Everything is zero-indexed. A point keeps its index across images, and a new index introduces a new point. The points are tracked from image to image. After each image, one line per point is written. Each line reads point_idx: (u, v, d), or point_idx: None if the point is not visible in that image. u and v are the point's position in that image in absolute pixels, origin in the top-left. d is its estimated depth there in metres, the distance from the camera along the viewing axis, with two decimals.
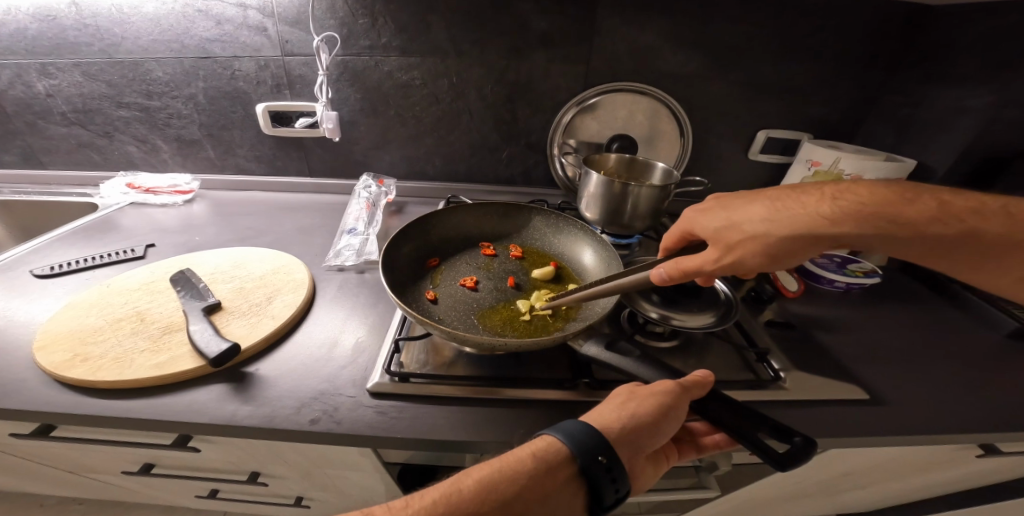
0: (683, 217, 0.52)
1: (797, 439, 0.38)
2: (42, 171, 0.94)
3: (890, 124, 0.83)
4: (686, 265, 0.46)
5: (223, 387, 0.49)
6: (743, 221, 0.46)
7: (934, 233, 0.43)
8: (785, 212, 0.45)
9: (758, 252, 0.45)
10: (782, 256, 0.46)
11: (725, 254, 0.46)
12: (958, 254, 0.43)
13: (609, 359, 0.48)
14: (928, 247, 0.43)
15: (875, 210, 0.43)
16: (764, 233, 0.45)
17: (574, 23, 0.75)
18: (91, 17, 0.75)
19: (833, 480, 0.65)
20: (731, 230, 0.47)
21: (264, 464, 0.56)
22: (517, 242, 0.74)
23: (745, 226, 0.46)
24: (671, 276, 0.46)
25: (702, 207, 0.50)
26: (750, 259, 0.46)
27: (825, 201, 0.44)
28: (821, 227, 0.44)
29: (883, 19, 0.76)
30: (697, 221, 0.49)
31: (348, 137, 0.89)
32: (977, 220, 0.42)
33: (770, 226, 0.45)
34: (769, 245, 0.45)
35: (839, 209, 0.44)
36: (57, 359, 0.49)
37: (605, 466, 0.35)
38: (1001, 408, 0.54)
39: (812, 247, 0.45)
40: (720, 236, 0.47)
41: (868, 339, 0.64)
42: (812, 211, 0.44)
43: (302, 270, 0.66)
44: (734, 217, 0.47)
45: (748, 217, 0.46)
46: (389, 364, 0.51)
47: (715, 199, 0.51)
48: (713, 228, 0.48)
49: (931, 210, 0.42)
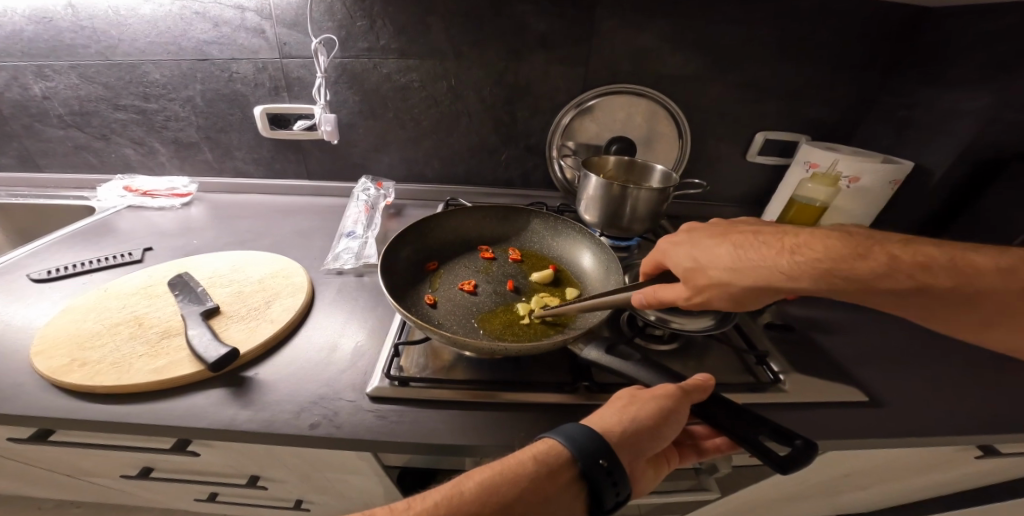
0: (659, 249, 0.52)
1: (797, 442, 0.38)
2: (39, 174, 0.94)
3: (888, 125, 0.83)
4: (664, 295, 0.47)
5: (223, 392, 0.48)
6: (707, 266, 0.46)
7: (886, 287, 0.42)
8: (744, 264, 0.44)
9: (720, 298, 0.46)
10: (747, 302, 0.46)
11: (689, 297, 0.47)
12: (910, 305, 0.42)
13: (610, 363, 0.48)
14: (880, 299, 0.43)
15: (829, 268, 0.42)
16: (726, 281, 0.45)
17: (573, 25, 0.75)
18: (88, 19, 0.75)
19: (832, 481, 0.66)
20: (695, 274, 0.47)
21: (263, 468, 0.56)
22: (516, 245, 0.74)
23: (708, 272, 0.46)
24: (650, 302, 0.48)
25: (676, 242, 0.50)
26: (714, 303, 0.47)
27: (782, 255, 0.43)
28: (778, 281, 0.43)
29: (880, 21, 0.76)
30: (668, 257, 0.50)
31: (347, 140, 0.89)
32: (928, 274, 0.41)
33: (731, 275, 0.45)
34: (732, 292, 0.45)
35: (795, 264, 0.43)
36: (55, 364, 0.48)
37: (606, 470, 0.35)
38: (999, 409, 0.54)
39: (773, 295, 0.45)
40: (687, 277, 0.47)
41: (866, 340, 0.65)
42: (770, 265, 0.43)
43: (301, 274, 0.66)
44: (700, 258, 0.47)
45: (712, 262, 0.46)
46: (389, 368, 0.51)
47: (689, 232, 0.51)
48: (682, 268, 0.48)
49: (882, 266, 0.41)
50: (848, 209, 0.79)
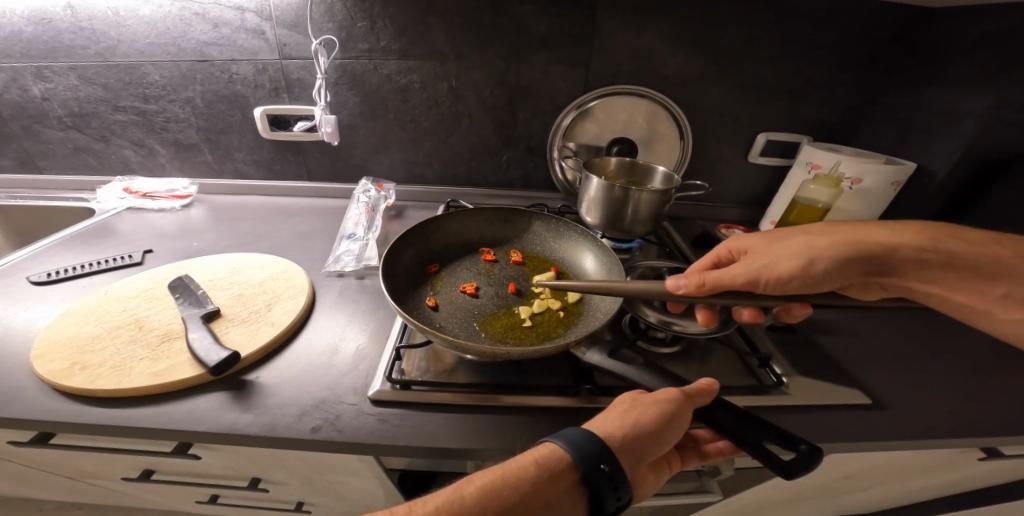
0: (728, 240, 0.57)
1: (803, 446, 0.38)
2: (38, 176, 0.94)
3: (889, 126, 0.83)
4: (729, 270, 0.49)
5: (224, 395, 0.48)
6: (776, 239, 0.53)
7: (982, 254, 0.50)
8: (819, 231, 0.53)
9: (806, 254, 0.51)
10: (827, 262, 0.51)
11: (771, 255, 0.52)
12: (1002, 277, 0.49)
13: (613, 367, 0.48)
14: (971, 264, 0.50)
15: (914, 231, 0.52)
16: (813, 239, 0.52)
17: (573, 25, 0.75)
18: (87, 20, 0.74)
19: (834, 483, 0.66)
20: (777, 240, 0.53)
21: (264, 470, 0.56)
22: (517, 247, 0.74)
23: (778, 243, 0.53)
24: (691, 289, 0.46)
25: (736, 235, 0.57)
26: (799, 260, 0.51)
27: (866, 225, 0.54)
28: (867, 237, 0.52)
29: (881, 22, 0.76)
30: (742, 238, 0.56)
31: (347, 142, 0.88)
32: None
33: (816, 235, 0.53)
34: (817, 249, 0.51)
35: (889, 228, 0.53)
36: (55, 367, 0.48)
37: (607, 474, 0.35)
38: (1002, 411, 0.54)
39: (857, 253, 0.51)
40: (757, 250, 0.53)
41: (868, 342, 0.64)
42: (856, 229, 0.53)
43: (301, 276, 0.66)
44: (768, 237, 0.54)
45: (781, 236, 0.53)
46: (390, 372, 0.51)
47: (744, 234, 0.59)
48: (761, 239, 0.54)
49: (982, 237, 0.51)
50: (850, 210, 0.79)
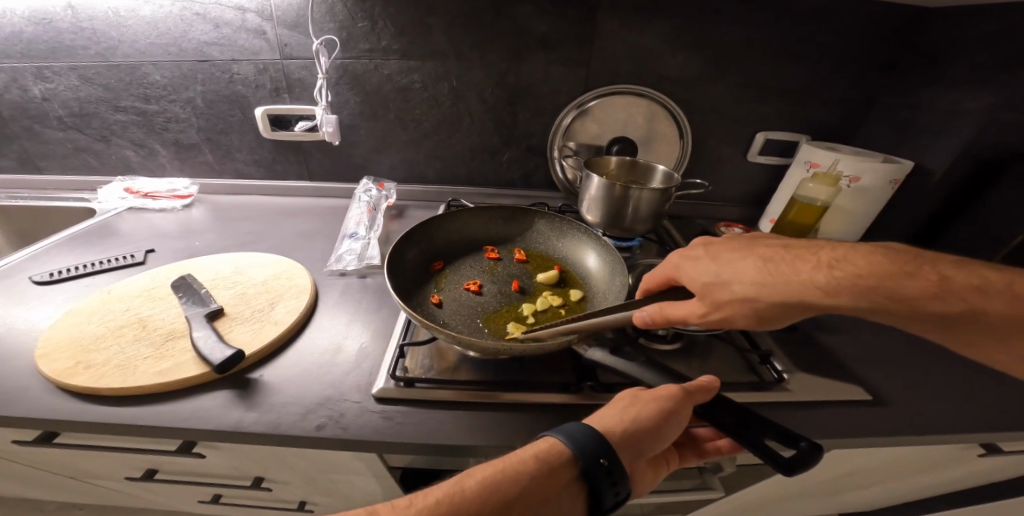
0: (670, 262, 0.49)
1: (803, 444, 0.38)
2: (38, 176, 0.93)
3: (887, 126, 0.84)
4: (673, 312, 0.45)
5: (229, 394, 0.48)
6: (729, 282, 0.44)
7: (928, 312, 0.39)
8: (782, 270, 0.42)
9: (742, 315, 0.44)
10: (767, 320, 0.44)
11: (704, 314, 0.44)
12: (955, 331, 0.40)
13: (614, 364, 0.49)
14: (918, 323, 0.40)
15: (875, 284, 0.39)
16: (753, 295, 0.43)
17: (574, 26, 0.76)
18: (88, 19, 0.74)
19: (834, 480, 0.66)
20: (714, 288, 0.44)
21: (268, 469, 0.56)
22: (520, 246, 0.74)
23: (729, 288, 0.43)
24: (654, 320, 0.46)
25: (690, 254, 0.48)
26: (734, 320, 0.44)
27: (821, 269, 0.41)
28: (813, 296, 0.41)
29: (877, 23, 0.77)
30: (680, 269, 0.48)
31: (348, 141, 0.89)
32: (982, 298, 0.38)
33: (758, 290, 0.43)
34: (755, 307, 0.43)
35: (828, 280, 0.41)
36: (59, 366, 0.48)
37: (606, 469, 0.36)
38: (1001, 408, 0.54)
39: (800, 312, 0.42)
40: (704, 293, 0.45)
41: (868, 340, 0.65)
42: (806, 279, 0.41)
43: (304, 275, 0.66)
44: (721, 273, 0.44)
45: (734, 278, 0.43)
46: (394, 369, 0.51)
47: (705, 244, 0.48)
48: (696, 282, 0.46)
49: (932, 286, 0.39)
50: (849, 208, 0.80)
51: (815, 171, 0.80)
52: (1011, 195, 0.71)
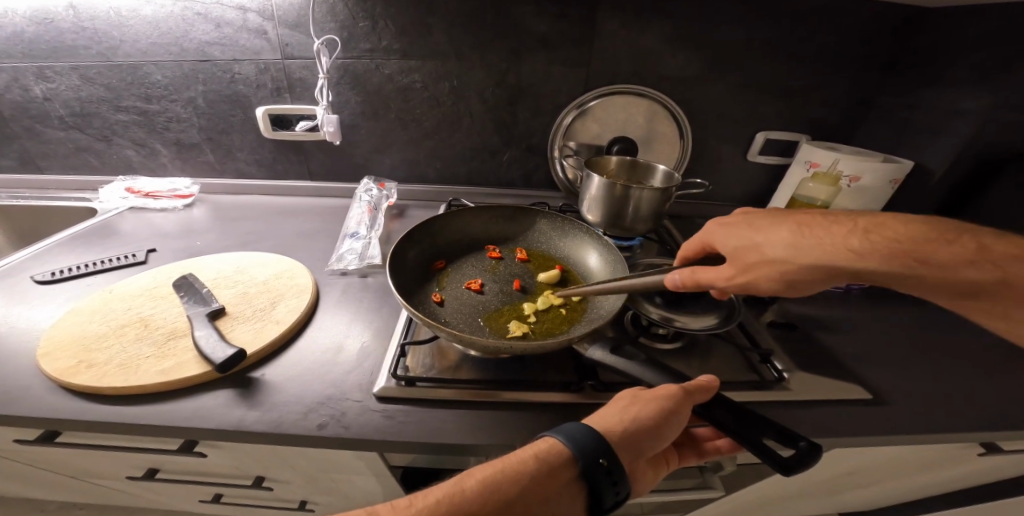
0: (708, 230, 0.51)
1: (802, 444, 0.38)
2: (39, 176, 0.94)
3: (887, 126, 0.84)
4: (702, 276, 0.47)
5: (230, 393, 0.49)
6: (763, 244, 0.45)
7: (958, 280, 0.40)
8: (816, 234, 0.44)
9: (772, 278, 0.45)
10: (798, 286, 0.45)
11: (737, 276, 0.46)
12: (980, 300, 0.40)
13: (615, 363, 0.49)
14: (942, 290, 0.41)
15: (906, 249, 0.40)
16: (785, 257, 0.44)
17: (574, 26, 0.76)
18: (89, 19, 0.75)
19: (833, 479, 0.66)
20: (749, 251, 0.46)
21: (269, 469, 0.56)
22: (522, 245, 0.75)
23: (763, 250, 0.45)
24: (686, 283, 0.47)
25: (727, 222, 0.50)
26: (763, 284, 0.45)
27: (854, 233, 0.42)
28: (844, 259, 0.42)
29: (877, 23, 0.77)
30: (717, 235, 0.50)
31: (348, 141, 0.89)
32: (1017, 267, 0.38)
33: (792, 252, 0.44)
34: (785, 270, 0.44)
35: (861, 244, 0.41)
36: (62, 365, 0.48)
37: (606, 469, 0.36)
38: (1001, 407, 0.55)
39: (831, 277, 0.43)
40: (738, 255, 0.47)
41: (868, 339, 0.65)
42: (837, 242, 0.42)
43: (305, 275, 0.66)
44: (756, 237, 0.46)
45: (768, 241, 0.45)
46: (395, 369, 0.51)
47: (743, 214, 0.50)
48: (732, 246, 0.47)
49: (966, 253, 0.39)
50: (848, 208, 0.80)
51: (815, 170, 0.80)
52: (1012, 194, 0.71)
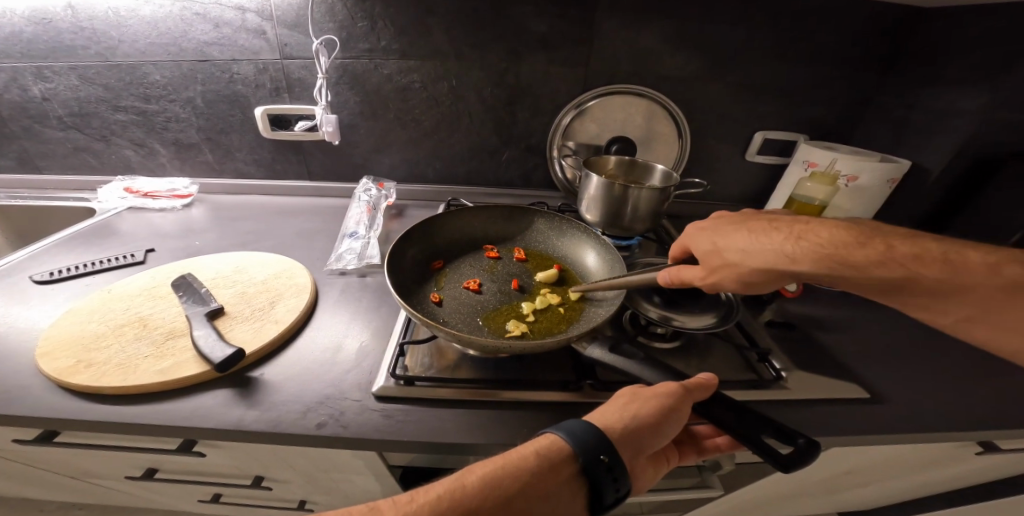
0: (683, 234, 0.52)
1: (801, 441, 0.39)
2: (38, 176, 0.94)
3: (885, 126, 0.84)
4: (686, 276, 0.48)
5: (229, 392, 0.49)
6: (718, 250, 0.47)
7: (875, 279, 0.41)
8: (760, 240, 0.45)
9: (727, 282, 0.47)
10: (750, 287, 0.46)
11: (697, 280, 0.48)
12: (903, 296, 0.42)
13: (614, 362, 0.49)
14: (862, 288, 0.42)
15: (841, 254, 0.41)
16: (738, 261, 0.45)
17: (573, 26, 0.76)
18: (88, 19, 0.75)
19: (832, 478, 0.66)
20: (706, 256, 0.48)
21: (269, 468, 0.56)
22: (520, 245, 0.75)
23: (718, 255, 0.47)
24: (674, 281, 0.48)
25: (697, 225, 0.51)
26: (720, 287, 0.47)
27: (798, 238, 0.43)
28: (785, 265, 0.43)
29: (875, 23, 0.77)
30: (686, 239, 0.51)
31: (348, 141, 0.89)
32: (919, 265, 0.40)
33: (738, 258, 0.45)
34: (736, 274, 0.46)
35: (793, 249, 0.42)
36: (60, 365, 0.48)
37: (607, 466, 0.36)
38: (999, 406, 0.55)
39: (776, 279, 0.44)
40: (701, 260, 0.48)
41: (866, 338, 0.65)
42: (773, 248, 0.43)
43: (304, 274, 0.66)
44: (714, 242, 0.48)
45: (723, 245, 0.46)
46: (394, 368, 0.51)
47: (714, 218, 0.51)
48: (698, 250, 0.49)
49: (878, 254, 0.40)
50: (847, 208, 0.80)
51: (813, 170, 0.81)
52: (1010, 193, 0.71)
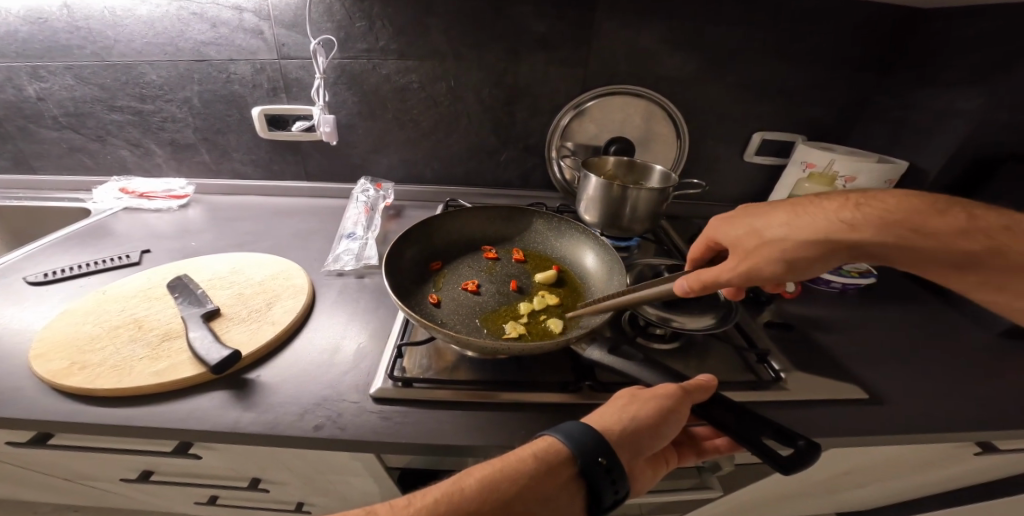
0: (707, 227, 0.52)
1: (801, 442, 0.38)
2: (33, 176, 0.93)
3: (883, 126, 0.84)
4: (708, 276, 0.45)
5: (226, 394, 0.48)
6: (762, 227, 0.46)
7: (953, 250, 0.41)
8: (808, 212, 0.44)
9: (774, 259, 0.45)
10: (802, 265, 0.45)
11: (744, 261, 0.46)
12: (976, 271, 0.42)
13: (613, 363, 0.49)
14: (937, 261, 0.42)
15: (899, 217, 0.41)
16: (786, 236, 0.44)
17: (572, 27, 0.76)
18: (84, 19, 0.74)
19: (832, 479, 0.66)
20: (751, 237, 0.46)
21: (265, 470, 0.56)
22: (519, 245, 0.74)
23: (763, 232, 0.46)
24: (694, 289, 0.45)
25: (724, 215, 0.51)
26: (765, 267, 0.45)
27: (846, 207, 0.43)
28: (838, 232, 0.42)
29: (872, 24, 0.77)
30: (717, 229, 0.50)
31: (345, 142, 0.89)
32: (1008, 237, 0.39)
33: (790, 231, 0.44)
34: (787, 250, 0.44)
35: (852, 217, 0.42)
36: (54, 367, 0.48)
37: (605, 467, 0.36)
38: (998, 406, 0.55)
39: (832, 252, 0.43)
40: (743, 242, 0.47)
41: (865, 339, 0.65)
42: (829, 216, 0.43)
43: (302, 275, 0.66)
44: (754, 223, 0.47)
45: (767, 222, 0.45)
46: (392, 369, 0.51)
47: (740, 207, 0.51)
48: (736, 234, 0.48)
49: (959, 223, 0.40)
50: None
51: (811, 171, 0.81)
52: (1007, 194, 0.71)
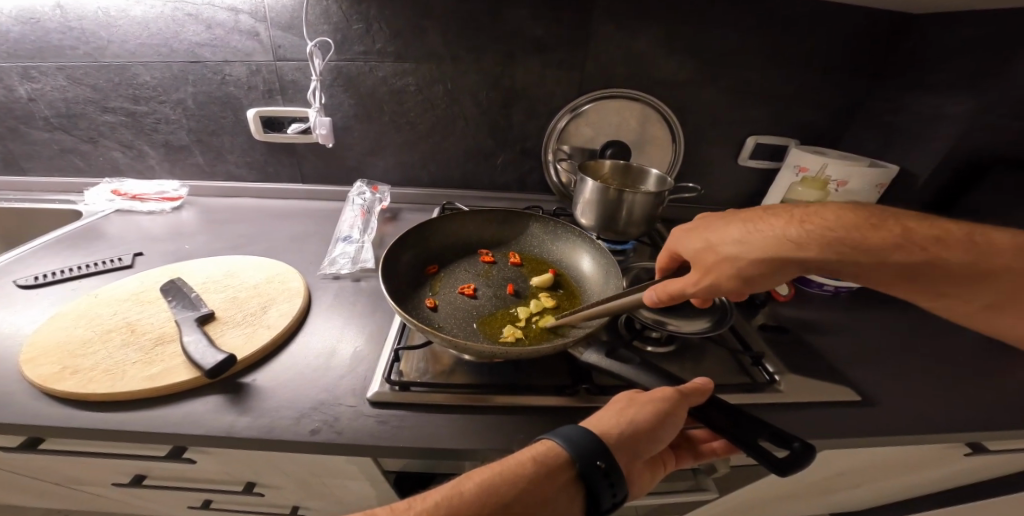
0: (669, 238, 0.52)
1: (796, 444, 0.39)
2: (23, 177, 0.92)
3: (874, 131, 0.86)
4: (673, 287, 0.46)
5: (221, 398, 0.48)
6: (716, 243, 0.46)
7: (891, 262, 0.42)
8: (759, 227, 0.44)
9: (730, 276, 0.45)
10: (754, 281, 0.45)
11: (700, 279, 0.46)
12: (920, 281, 0.43)
13: (610, 366, 0.51)
14: (880, 272, 0.43)
15: (841, 235, 0.42)
16: (737, 254, 0.44)
17: (569, 30, 0.76)
18: (76, 19, 0.73)
19: (826, 480, 0.67)
20: (708, 252, 0.47)
21: (259, 474, 0.55)
22: (515, 249, 0.75)
23: (717, 249, 0.46)
24: (663, 299, 0.46)
25: (685, 227, 0.51)
26: (723, 283, 0.46)
27: (792, 223, 0.43)
28: (786, 249, 0.43)
29: (863, 30, 0.79)
30: (677, 242, 0.50)
31: (341, 144, 0.88)
32: (939, 247, 0.42)
33: (741, 249, 0.44)
34: (739, 267, 0.45)
35: (799, 233, 0.42)
36: (45, 372, 0.47)
37: (604, 471, 0.36)
38: (988, 407, 0.56)
39: (780, 268, 0.44)
40: (699, 258, 0.47)
41: (858, 341, 0.66)
42: (778, 233, 0.43)
43: (297, 279, 0.66)
44: (710, 238, 0.47)
45: (720, 238, 0.46)
46: (389, 373, 0.51)
47: (699, 219, 0.51)
48: (693, 249, 0.48)
49: (895, 237, 0.41)
50: None
51: (804, 175, 0.82)
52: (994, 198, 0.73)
